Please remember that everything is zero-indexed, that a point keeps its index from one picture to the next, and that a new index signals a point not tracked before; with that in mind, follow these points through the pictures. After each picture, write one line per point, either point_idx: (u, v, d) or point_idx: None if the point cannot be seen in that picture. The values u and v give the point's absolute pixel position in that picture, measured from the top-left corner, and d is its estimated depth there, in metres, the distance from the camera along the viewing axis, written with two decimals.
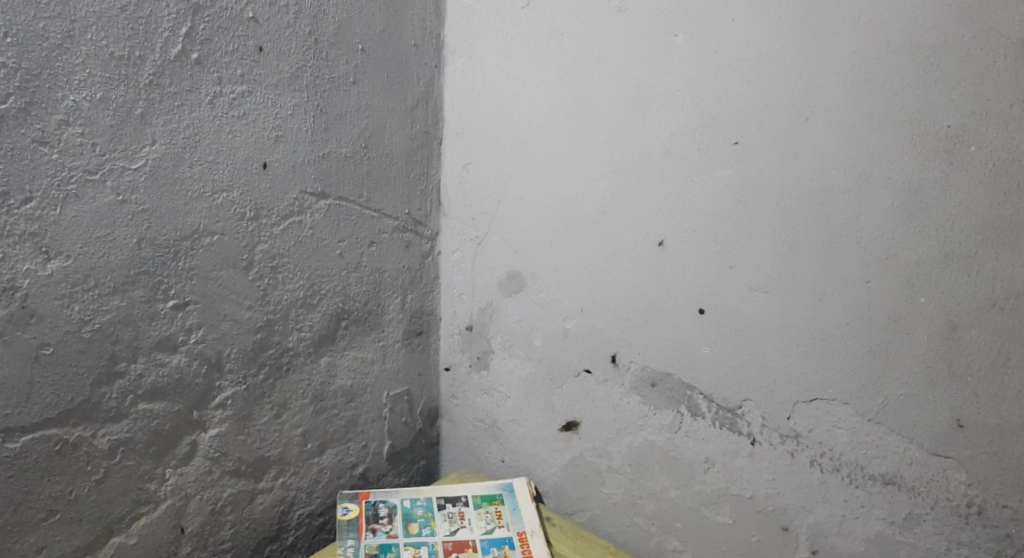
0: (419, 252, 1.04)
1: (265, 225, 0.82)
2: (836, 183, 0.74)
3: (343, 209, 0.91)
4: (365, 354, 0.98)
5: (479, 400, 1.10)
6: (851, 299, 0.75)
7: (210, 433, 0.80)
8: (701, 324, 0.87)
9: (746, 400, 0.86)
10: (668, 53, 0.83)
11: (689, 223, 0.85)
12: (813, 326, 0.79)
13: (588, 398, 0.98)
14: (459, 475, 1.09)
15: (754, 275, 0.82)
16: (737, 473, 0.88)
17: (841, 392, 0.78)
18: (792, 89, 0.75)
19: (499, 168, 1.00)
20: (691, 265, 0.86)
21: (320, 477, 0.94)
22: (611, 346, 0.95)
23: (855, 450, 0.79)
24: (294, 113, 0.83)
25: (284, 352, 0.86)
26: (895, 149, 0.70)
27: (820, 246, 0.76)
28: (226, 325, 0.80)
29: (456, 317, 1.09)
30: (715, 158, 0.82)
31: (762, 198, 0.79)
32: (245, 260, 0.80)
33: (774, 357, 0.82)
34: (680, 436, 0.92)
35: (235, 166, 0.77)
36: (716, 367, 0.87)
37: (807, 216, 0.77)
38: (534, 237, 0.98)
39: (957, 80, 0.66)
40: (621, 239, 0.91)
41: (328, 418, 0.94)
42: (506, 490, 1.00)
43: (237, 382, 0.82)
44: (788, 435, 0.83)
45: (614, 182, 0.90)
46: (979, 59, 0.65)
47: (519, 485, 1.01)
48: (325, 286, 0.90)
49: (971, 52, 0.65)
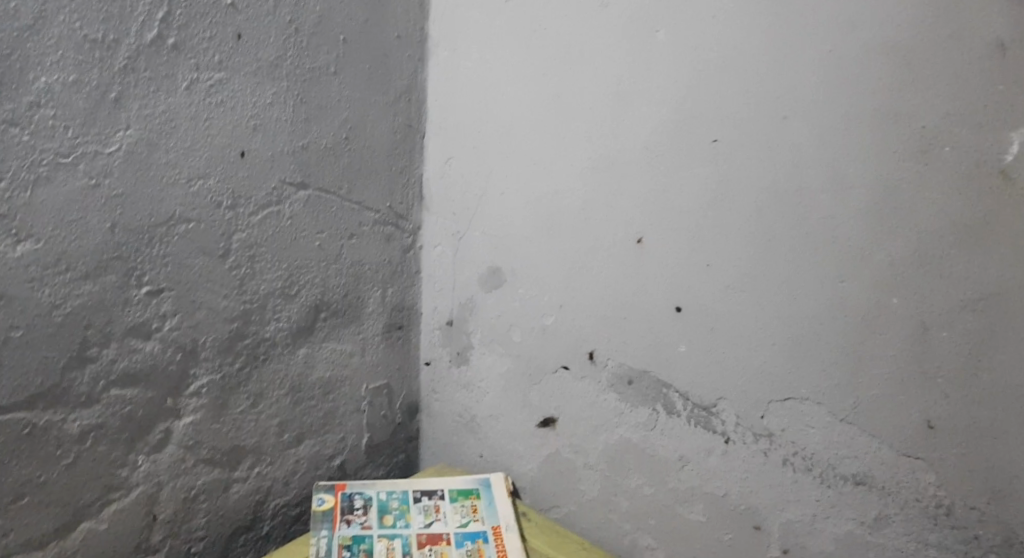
0: (400, 246, 1.04)
1: (242, 214, 0.83)
2: (811, 182, 0.75)
3: (323, 200, 0.92)
4: (345, 346, 0.97)
5: (459, 396, 1.09)
6: (824, 299, 0.76)
7: (185, 421, 0.78)
8: (679, 321, 0.87)
9: (720, 399, 0.86)
10: (649, 50, 0.84)
11: (668, 220, 0.85)
12: (787, 325, 0.79)
13: (566, 395, 0.99)
14: (437, 468, 1.08)
15: (731, 273, 0.82)
16: (712, 471, 0.88)
17: (813, 392, 0.79)
18: (769, 88, 0.76)
19: (481, 163, 1.00)
20: (669, 262, 0.86)
21: (297, 467, 0.93)
22: (590, 343, 0.95)
23: (826, 449, 0.79)
24: (274, 102, 0.84)
25: (260, 342, 0.86)
26: (869, 149, 0.71)
27: (795, 246, 0.77)
28: (202, 313, 0.80)
29: (436, 313, 1.09)
30: (694, 156, 0.82)
31: (739, 197, 0.80)
32: (222, 249, 0.81)
33: (748, 356, 0.83)
34: (655, 434, 0.92)
35: (211, 153, 0.79)
36: (691, 365, 0.88)
37: (783, 215, 0.77)
38: (515, 233, 0.98)
39: (930, 81, 0.67)
40: (601, 236, 0.91)
41: (306, 409, 0.92)
42: (483, 485, 1.00)
43: (212, 370, 0.81)
44: (760, 434, 0.84)
45: (594, 179, 0.90)
46: (949, 59, 0.65)
47: (496, 479, 1.01)
48: (304, 277, 0.90)
49: (945, 53, 0.66)
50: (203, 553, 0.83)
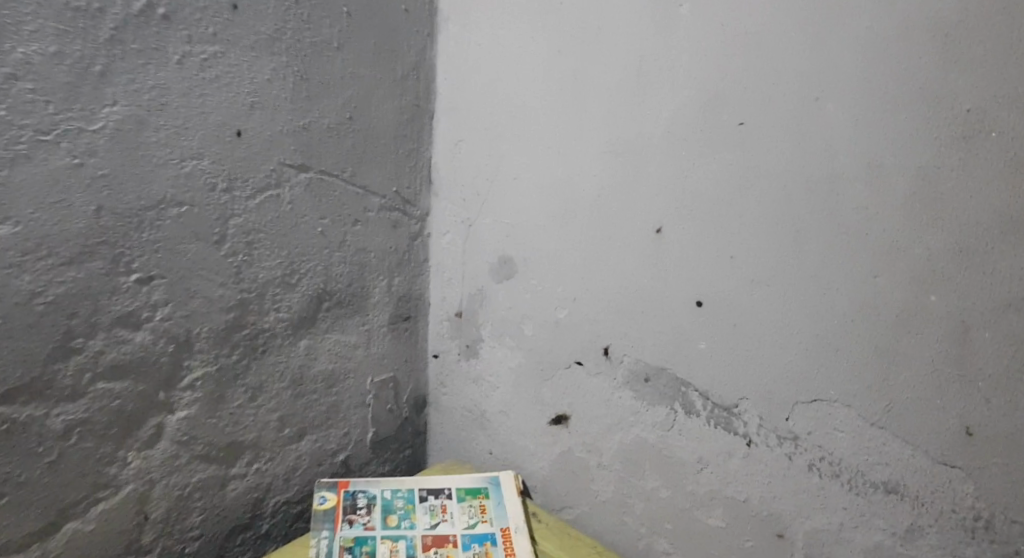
0: (407, 233, 0.99)
1: (239, 197, 0.78)
2: (846, 170, 0.69)
3: (326, 184, 0.87)
4: (350, 337, 0.93)
5: (467, 390, 1.04)
6: (860, 295, 0.70)
7: (178, 416, 0.74)
8: (699, 317, 0.82)
9: (743, 399, 0.81)
10: (673, 25, 0.78)
11: (689, 209, 0.80)
12: (817, 323, 0.74)
13: (579, 392, 0.94)
14: (445, 465, 1.04)
15: (757, 266, 0.76)
16: (734, 475, 0.83)
17: (844, 395, 0.73)
18: (802, 67, 0.70)
19: (492, 146, 0.95)
20: (689, 254, 0.81)
21: (298, 464, 0.88)
22: (604, 338, 0.90)
23: (856, 455, 0.74)
24: (273, 79, 0.79)
25: (259, 333, 0.81)
26: (911, 133, 0.65)
27: (827, 238, 0.71)
28: (197, 302, 0.75)
29: (445, 303, 1.04)
30: (718, 140, 0.76)
31: (767, 184, 0.74)
32: (217, 234, 0.76)
33: (774, 355, 0.78)
34: (673, 435, 0.87)
35: (205, 132, 0.74)
36: (712, 363, 0.83)
37: (816, 205, 0.71)
38: (526, 220, 0.93)
39: (978, 60, 0.61)
40: (617, 224, 0.85)
41: (307, 403, 0.88)
42: (492, 483, 0.96)
43: (208, 362, 0.76)
44: (785, 437, 0.79)
45: (612, 163, 0.85)
46: (1000, 36, 0.60)
47: (506, 478, 0.97)
48: (305, 265, 0.85)
49: (994, 31, 0.60)
50: (198, 553, 0.79)
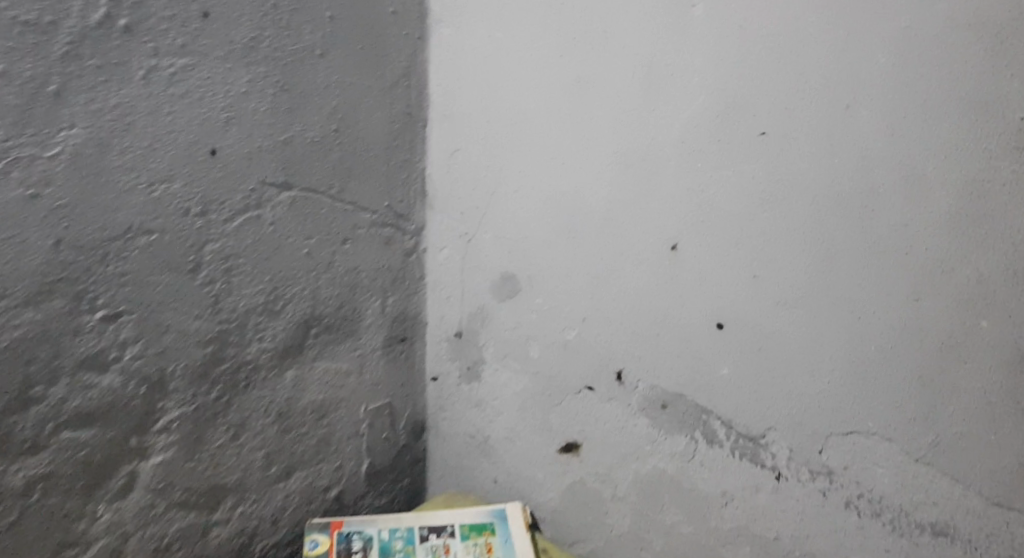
0: (402, 249, 0.92)
1: (215, 221, 0.72)
2: (883, 183, 0.61)
3: (310, 202, 0.80)
4: (341, 365, 0.86)
5: (469, 414, 0.96)
6: (897, 320, 0.63)
7: (152, 462, 0.69)
8: (721, 341, 0.74)
9: (771, 429, 0.73)
10: (686, 24, 0.70)
11: (708, 224, 0.72)
12: (851, 350, 0.66)
13: (591, 419, 0.86)
14: (444, 495, 0.97)
15: (784, 287, 0.68)
16: (763, 512, 0.75)
17: (882, 427, 0.66)
18: (831, 69, 0.62)
19: (491, 156, 0.87)
20: (708, 273, 0.73)
21: (286, 503, 0.83)
22: (617, 361, 0.82)
23: (898, 493, 0.66)
24: (250, 91, 0.73)
25: (241, 367, 0.75)
26: (958, 143, 0.57)
27: (861, 256, 0.63)
28: (170, 338, 0.69)
29: (444, 322, 0.96)
30: (739, 149, 0.68)
31: (795, 197, 0.66)
32: (191, 263, 0.70)
33: (803, 383, 0.69)
34: (694, 466, 0.79)
35: (175, 153, 0.68)
36: (737, 391, 0.74)
37: (845, 219, 0.63)
38: (529, 235, 0.85)
39: None
40: (629, 240, 0.78)
41: (296, 437, 0.82)
42: (498, 518, 0.88)
43: (184, 402, 0.70)
44: (818, 472, 0.71)
45: (622, 175, 0.77)
46: None
47: (512, 511, 0.89)
48: (289, 290, 0.79)
49: None
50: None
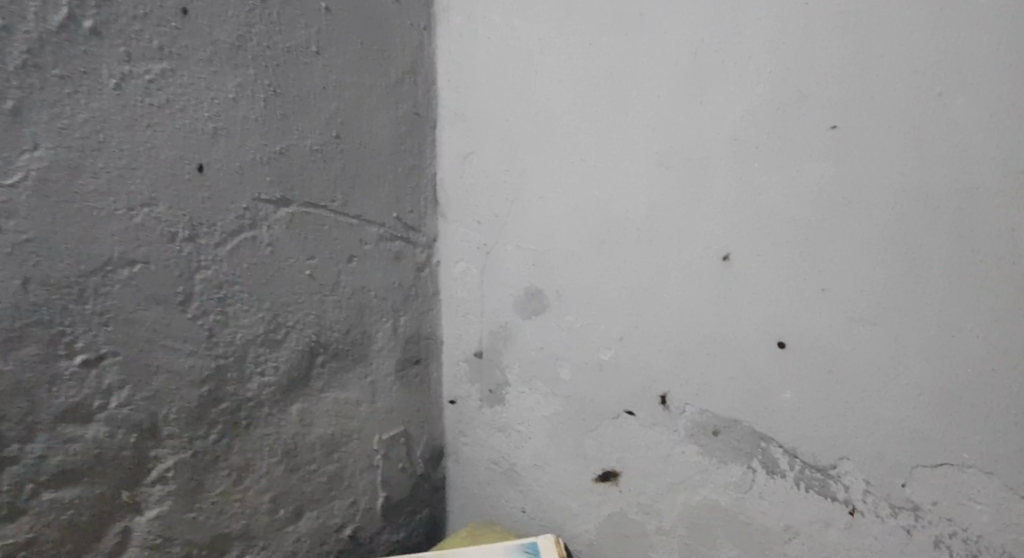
0: (413, 263, 0.83)
1: (206, 245, 0.63)
2: (984, 182, 0.51)
3: (312, 217, 0.72)
4: (351, 395, 0.78)
5: (492, 439, 0.87)
6: (1000, 338, 0.53)
7: (147, 516, 0.60)
8: (783, 363, 0.63)
9: (843, 459, 0.62)
10: (739, 6, 0.61)
11: (767, 231, 0.62)
12: (941, 372, 0.55)
13: (630, 447, 0.75)
14: (470, 527, 0.86)
15: (859, 301, 0.58)
16: (835, 550, 0.63)
17: (981, 459, 0.55)
18: (920, 55, 0.53)
19: (511, 159, 0.78)
20: (767, 285, 0.63)
21: (297, 548, 0.74)
22: (660, 383, 0.72)
23: (1001, 533, 0.55)
24: (239, 97, 0.65)
25: (242, 405, 0.66)
26: None
27: (953, 265, 0.54)
28: (161, 378, 0.61)
29: (461, 341, 0.88)
30: (805, 146, 0.59)
31: (876, 199, 0.56)
32: (181, 294, 0.62)
33: (883, 411, 0.59)
34: (752, 498, 0.68)
35: (158, 171, 0.59)
36: (802, 418, 0.63)
37: (935, 225, 0.54)
38: (557, 246, 0.76)
39: None
40: (672, 251, 0.68)
41: (305, 475, 0.74)
42: (530, 554, 0.73)
43: (180, 448, 0.62)
44: (901, 506, 0.60)
45: (663, 177, 0.67)
46: None
47: (547, 544, 0.74)
48: (292, 317, 0.70)
49: None
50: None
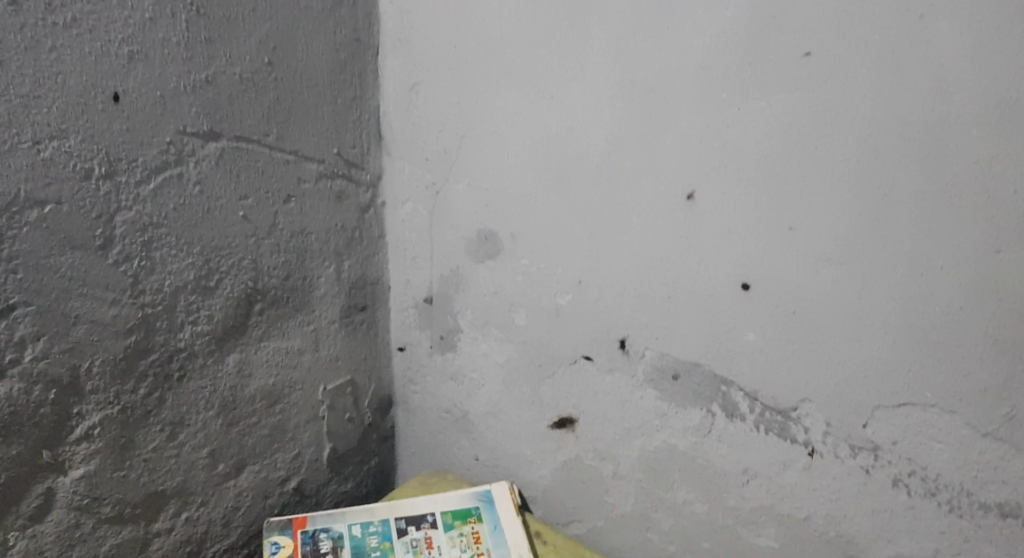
0: (356, 204, 0.78)
1: (126, 184, 0.56)
2: (959, 111, 0.48)
3: (244, 153, 0.65)
4: (292, 343, 0.74)
5: (444, 388, 0.85)
6: (970, 276, 0.50)
7: (72, 477, 0.57)
8: (745, 305, 0.61)
9: (805, 401, 0.60)
10: None
11: (734, 167, 0.58)
12: (908, 311, 0.53)
13: (588, 392, 0.73)
14: (421, 477, 0.85)
15: (828, 240, 0.55)
16: (791, 489, 0.63)
17: (944, 399, 0.53)
18: None
19: (462, 92, 0.72)
20: (731, 224, 0.59)
21: (239, 502, 0.72)
22: (620, 328, 0.69)
23: (959, 471, 0.54)
24: (157, 16, 0.56)
25: (173, 356, 0.62)
26: None
27: (922, 200, 0.50)
28: (81, 330, 0.55)
29: (410, 287, 0.84)
30: (774, 74, 0.54)
31: (852, 133, 0.52)
32: (100, 237, 0.55)
33: (845, 350, 0.57)
34: (711, 442, 0.66)
35: (66, 99, 0.52)
36: (761, 360, 0.61)
37: (910, 159, 0.50)
38: (512, 185, 0.71)
39: None
40: (633, 190, 0.64)
41: (245, 428, 0.71)
42: (484, 503, 0.77)
43: (105, 404, 0.58)
44: (861, 447, 0.58)
45: (626, 111, 0.62)
46: None
47: (500, 492, 0.78)
48: (225, 262, 0.65)
49: None
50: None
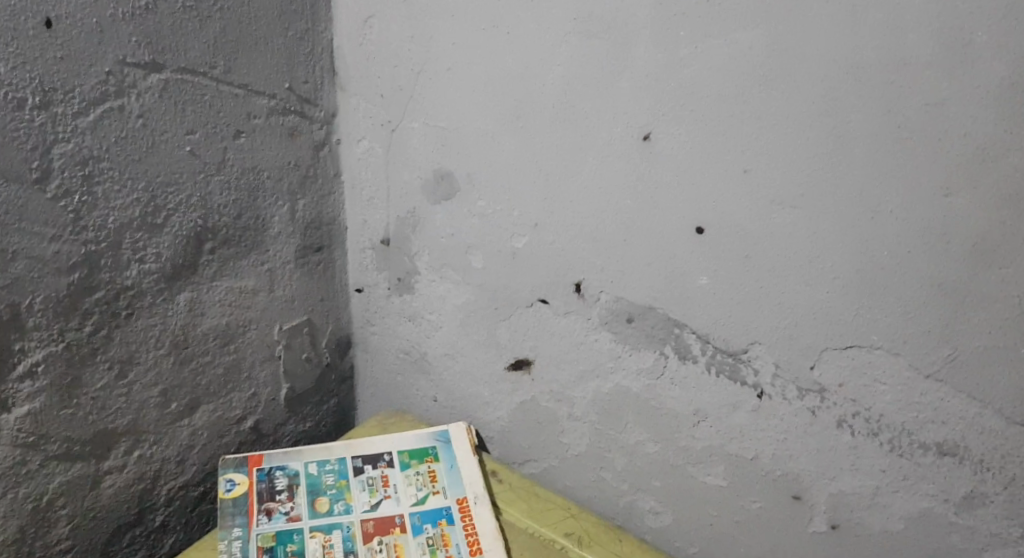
0: (310, 142, 0.76)
1: (63, 115, 0.53)
2: (916, 52, 0.46)
3: (189, 85, 0.62)
4: (246, 282, 0.73)
5: (402, 328, 0.86)
6: (919, 219, 0.49)
7: (17, 414, 0.56)
8: (700, 248, 0.60)
9: (755, 343, 0.61)
10: None
11: (690, 107, 0.56)
12: (861, 256, 0.52)
13: (543, 334, 0.74)
14: (380, 417, 0.87)
15: (780, 182, 0.54)
16: (740, 431, 0.64)
17: (890, 341, 0.53)
18: None
19: (417, 25, 0.70)
20: (686, 166, 0.58)
21: (193, 441, 0.73)
22: (575, 271, 0.69)
23: (901, 412, 0.55)
24: None
25: (120, 294, 0.61)
26: None
27: (880, 143, 0.49)
28: (21, 266, 0.53)
29: (366, 228, 0.83)
30: (732, 11, 0.52)
31: (806, 73, 0.50)
32: (36, 170, 0.52)
33: (796, 293, 0.57)
34: (664, 384, 0.68)
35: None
36: (713, 303, 0.62)
37: (864, 101, 0.49)
38: (469, 125, 0.70)
39: None
40: (590, 130, 0.62)
41: (197, 368, 0.71)
42: (442, 442, 0.79)
43: (49, 341, 0.57)
44: (808, 389, 0.59)
45: (583, 49, 0.60)
46: None
47: (457, 432, 0.80)
48: (172, 199, 0.63)
49: None
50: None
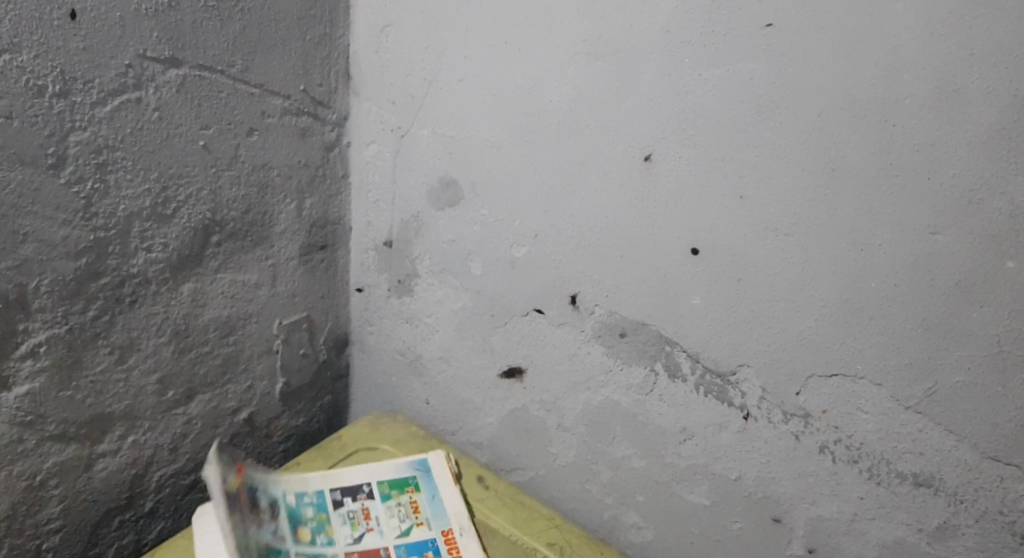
0: (321, 142, 0.78)
1: (82, 104, 0.54)
2: (911, 94, 0.48)
3: (205, 81, 0.63)
4: (250, 276, 0.75)
5: (398, 330, 0.87)
6: (907, 256, 0.51)
7: (17, 393, 0.57)
8: (695, 269, 0.62)
9: (743, 366, 0.62)
10: None
11: (692, 131, 0.58)
12: (849, 287, 0.54)
13: (537, 344, 0.75)
14: (372, 417, 0.88)
15: (775, 210, 0.56)
16: (725, 450, 0.66)
17: (873, 371, 0.55)
18: None
19: (431, 36, 0.71)
20: (686, 189, 0.60)
21: (187, 430, 0.74)
22: (572, 284, 0.70)
23: (882, 441, 0.56)
24: None
25: (125, 281, 0.62)
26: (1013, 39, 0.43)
27: (872, 179, 0.51)
28: (31, 248, 0.55)
29: (371, 229, 0.85)
30: (738, 43, 0.54)
31: (805, 107, 0.52)
32: (51, 156, 0.54)
33: (786, 319, 0.58)
34: (652, 400, 0.69)
35: (19, 10, 0.49)
36: (704, 324, 0.63)
37: (860, 138, 0.50)
38: (475, 135, 0.72)
39: None
40: (593, 148, 0.64)
41: (196, 358, 0.72)
42: (421, 471, 0.79)
43: (53, 323, 0.58)
44: (792, 414, 0.61)
45: (590, 69, 0.62)
46: None
47: (436, 461, 0.81)
48: (181, 192, 0.64)
49: None
50: (59, 547, 0.65)
